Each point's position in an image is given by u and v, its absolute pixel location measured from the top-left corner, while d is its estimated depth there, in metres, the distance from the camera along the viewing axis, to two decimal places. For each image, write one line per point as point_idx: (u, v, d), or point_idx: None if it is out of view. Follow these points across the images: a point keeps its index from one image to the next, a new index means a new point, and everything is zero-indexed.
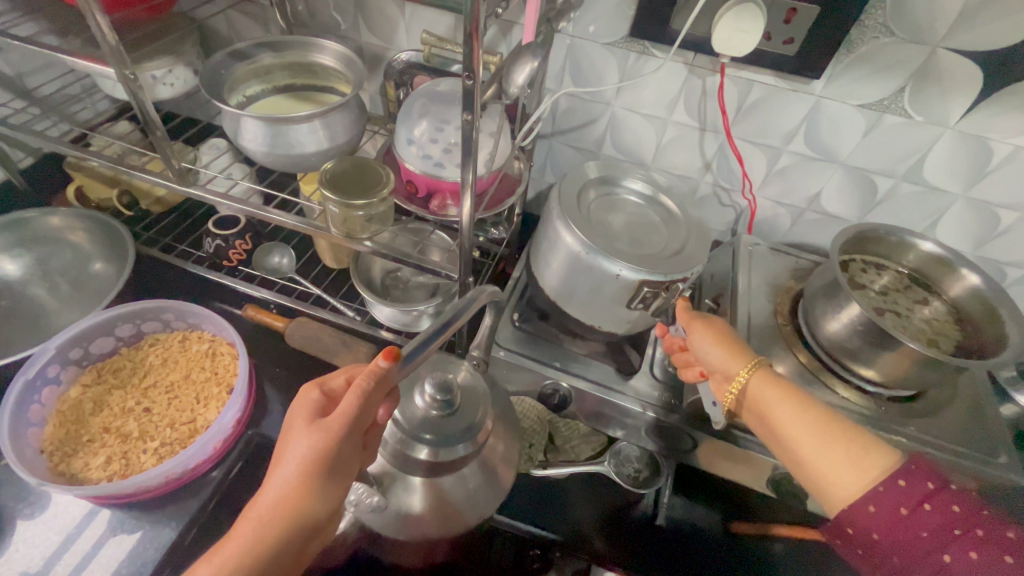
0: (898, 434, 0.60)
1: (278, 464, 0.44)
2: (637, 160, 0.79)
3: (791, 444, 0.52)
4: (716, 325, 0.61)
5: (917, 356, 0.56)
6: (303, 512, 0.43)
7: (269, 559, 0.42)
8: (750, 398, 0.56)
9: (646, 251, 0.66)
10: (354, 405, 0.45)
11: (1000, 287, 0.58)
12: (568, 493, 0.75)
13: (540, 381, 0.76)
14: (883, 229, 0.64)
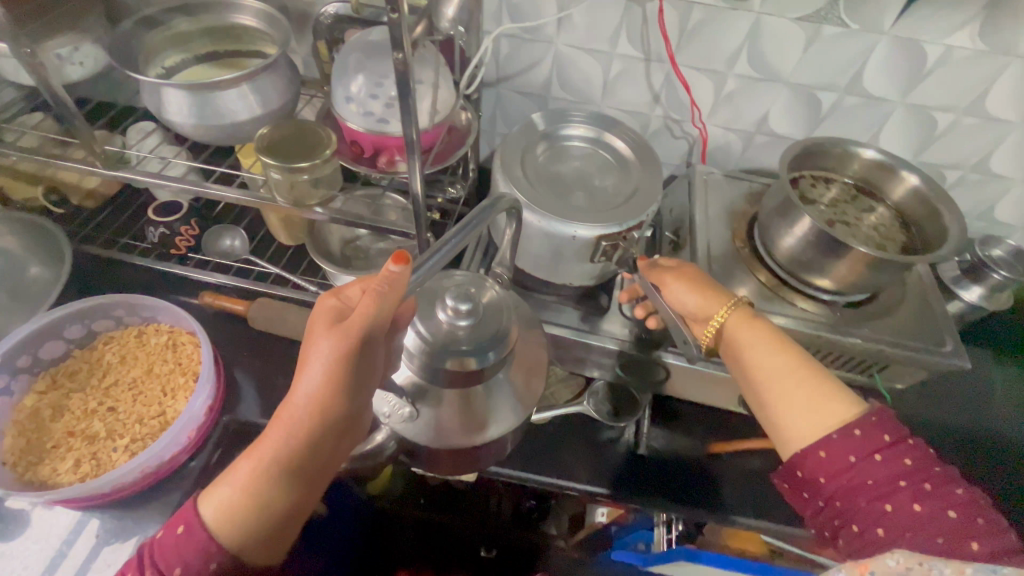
0: (854, 336, 0.63)
1: (304, 368, 0.47)
2: (587, 102, 0.78)
3: (759, 379, 0.54)
4: (688, 273, 0.63)
5: (867, 258, 0.59)
6: (328, 414, 0.47)
7: (303, 454, 0.47)
8: (725, 338, 0.58)
9: (600, 198, 0.67)
10: (371, 310, 0.46)
11: (938, 184, 0.61)
12: (553, 437, 0.76)
13: None
14: (826, 143, 0.64)
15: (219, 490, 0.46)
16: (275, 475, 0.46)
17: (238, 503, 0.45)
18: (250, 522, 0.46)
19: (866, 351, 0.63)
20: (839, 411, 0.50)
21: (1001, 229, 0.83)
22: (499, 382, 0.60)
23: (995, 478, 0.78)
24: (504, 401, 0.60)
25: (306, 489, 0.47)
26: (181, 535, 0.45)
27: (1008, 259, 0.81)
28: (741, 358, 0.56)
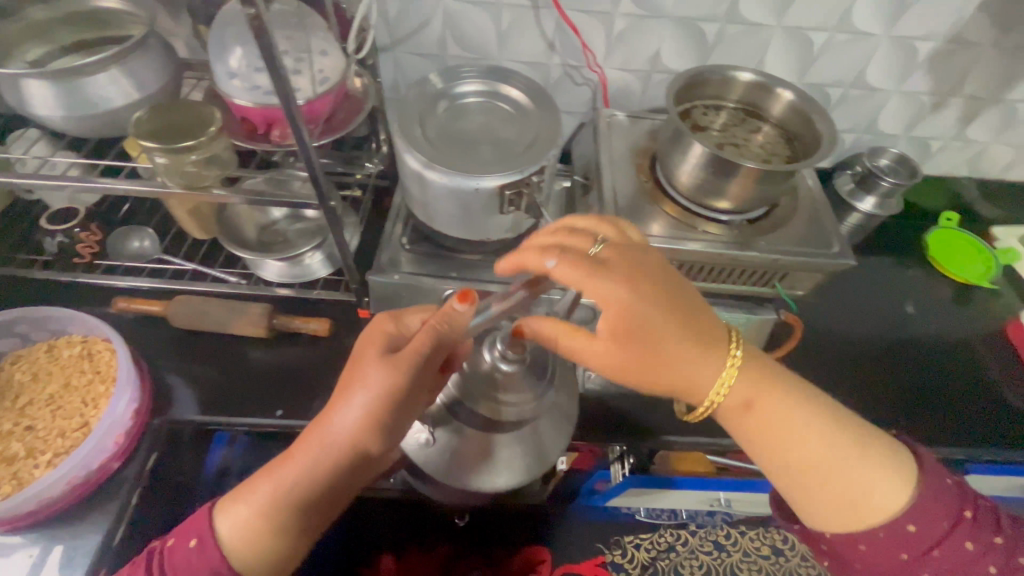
0: (754, 250, 0.67)
1: (352, 391, 0.51)
2: (485, 58, 0.78)
3: (782, 463, 0.50)
4: (648, 338, 0.48)
5: (754, 174, 0.62)
6: (361, 444, 0.51)
7: (328, 482, 0.50)
8: (738, 411, 0.50)
9: (503, 150, 0.68)
10: (426, 342, 0.52)
11: (810, 97, 0.65)
12: None
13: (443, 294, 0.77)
14: (704, 73, 0.67)
15: (235, 510, 0.49)
16: (296, 497, 0.49)
17: (253, 525, 0.49)
18: (261, 546, 0.49)
19: (766, 262, 0.67)
20: (886, 500, 0.47)
21: (885, 141, 0.90)
22: (521, 434, 0.66)
23: (897, 369, 0.87)
24: (517, 459, 0.65)
25: (322, 516, 0.51)
26: (194, 548, 0.49)
27: (893, 168, 0.87)
28: (758, 441, 0.50)
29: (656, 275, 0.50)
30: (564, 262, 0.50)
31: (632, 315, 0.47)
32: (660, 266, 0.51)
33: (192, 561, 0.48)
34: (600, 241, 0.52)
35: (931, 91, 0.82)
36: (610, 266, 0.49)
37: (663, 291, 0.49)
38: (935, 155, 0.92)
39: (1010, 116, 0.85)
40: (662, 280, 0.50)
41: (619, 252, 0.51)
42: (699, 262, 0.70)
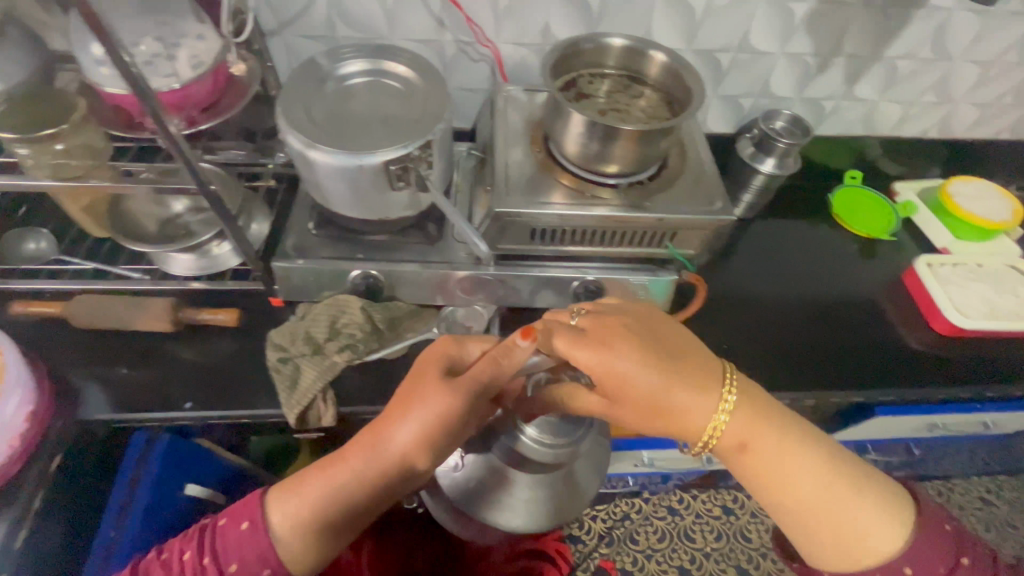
0: (645, 210, 0.69)
1: (412, 409, 0.57)
2: (378, 37, 0.78)
3: (783, 499, 0.55)
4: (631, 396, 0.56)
5: (633, 135, 0.64)
6: (410, 459, 0.57)
7: (373, 486, 0.57)
8: (733, 445, 0.56)
9: (391, 128, 0.68)
10: (483, 372, 0.58)
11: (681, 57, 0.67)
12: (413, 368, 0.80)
13: (350, 277, 0.77)
14: (580, 42, 0.68)
15: (289, 502, 0.57)
16: (345, 494, 0.56)
17: (303, 514, 0.56)
18: (306, 535, 0.56)
19: (655, 222, 0.70)
20: (880, 538, 0.52)
21: (781, 104, 0.93)
22: (543, 493, 0.80)
23: (802, 322, 0.91)
24: (527, 508, 0.80)
25: (363, 514, 0.58)
26: (247, 529, 0.56)
27: (787, 129, 0.90)
28: (756, 478, 0.56)
29: (645, 330, 0.59)
30: (557, 328, 0.59)
31: (618, 369, 0.55)
32: (647, 323, 0.59)
33: (246, 544, 0.56)
34: (579, 312, 0.62)
35: (815, 52, 0.85)
36: (600, 331, 0.58)
37: (658, 354, 0.56)
38: (831, 115, 0.96)
39: (893, 73, 0.89)
40: (651, 338, 0.58)
41: (608, 318, 0.59)
42: (594, 229, 0.71)
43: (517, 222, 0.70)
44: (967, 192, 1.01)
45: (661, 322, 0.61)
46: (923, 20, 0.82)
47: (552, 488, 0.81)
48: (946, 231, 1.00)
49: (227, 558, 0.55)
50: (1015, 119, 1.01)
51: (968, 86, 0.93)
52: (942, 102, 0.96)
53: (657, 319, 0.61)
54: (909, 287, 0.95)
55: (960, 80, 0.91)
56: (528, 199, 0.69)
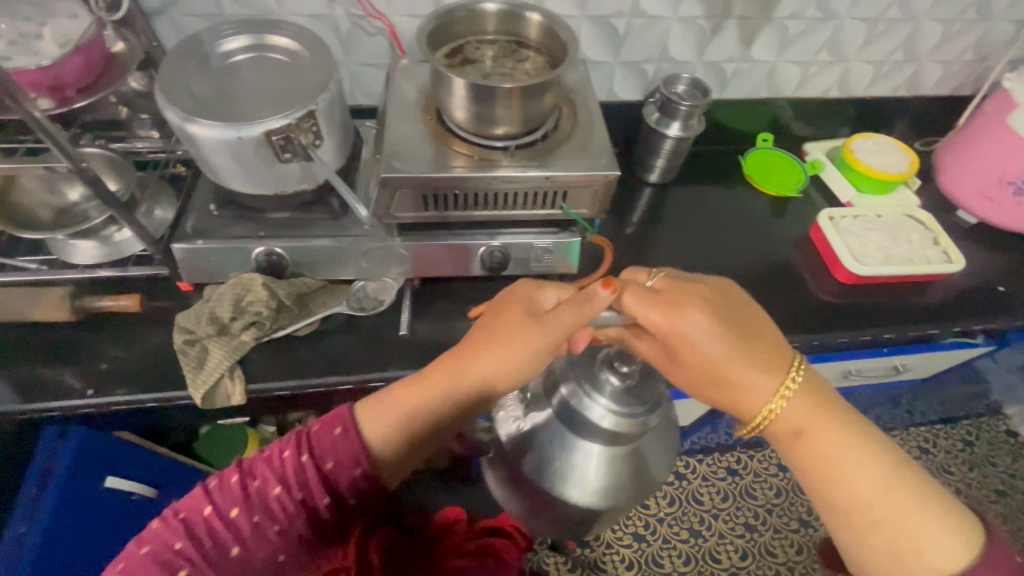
0: (541, 170, 0.71)
1: (505, 339, 0.59)
2: (268, 14, 0.78)
3: (833, 493, 0.55)
4: (695, 364, 0.60)
5: (516, 93, 0.66)
6: (492, 385, 0.59)
7: (458, 407, 0.59)
8: (789, 421, 0.57)
9: (276, 100, 0.68)
10: (568, 321, 0.58)
11: (555, 16, 0.69)
12: (325, 342, 0.81)
13: (252, 255, 0.77)
14: (456, 9, 0.69)
15: (385, 415, 0.58)
16: (439, 408, 0.59)
17: (395, 428, 0.58)
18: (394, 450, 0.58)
19: (541, 180, 0.71)
20: (934, 555, 0.51)
21: (682, 68, 0.95)
22: (635, 462, 0.59)
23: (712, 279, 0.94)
24: (614, 482, 0.58)
25: (444, 432, 0.61)
26: (340, 435, 0.56)
27: (687, 92, 0.93)
28: (808, 467, 0.57)
29: (720, 303, 0.61)
30: (634, 288, 0.61)
31: (684, 335, 0.58)
32: (721, 299, 0.61)
33: (343, 447, 0.56)
34: (657, 273, 0.65)
35: (705, 15, 0.88)
36: (676, 295, 0.60)
37: (733, 333, 0.59)
38: (733, 78, 0.99)
39: (784, 33, 0.92)
40: (723, 309, 0.60)
41: (684, 284, 0.62)
42: (485, 192, 0.72)
43: (406, 188, 0.70)
44: (867, 148, 1.05)
45: (737, 299, 0.63)
46: None
47: (632, 463, 0.58)
48: (849, 186, 1.04)
49: (325, 458, 0.55)
50: (910, 76, 1.05)
51: (859, 44, 0.96)
52: (837, 62, 0.99)
53: (733, 295, 0.63)
54: (816, 241, 0.99)
55: (849, 38, 0.95)
56: (416, 166, 0.70)
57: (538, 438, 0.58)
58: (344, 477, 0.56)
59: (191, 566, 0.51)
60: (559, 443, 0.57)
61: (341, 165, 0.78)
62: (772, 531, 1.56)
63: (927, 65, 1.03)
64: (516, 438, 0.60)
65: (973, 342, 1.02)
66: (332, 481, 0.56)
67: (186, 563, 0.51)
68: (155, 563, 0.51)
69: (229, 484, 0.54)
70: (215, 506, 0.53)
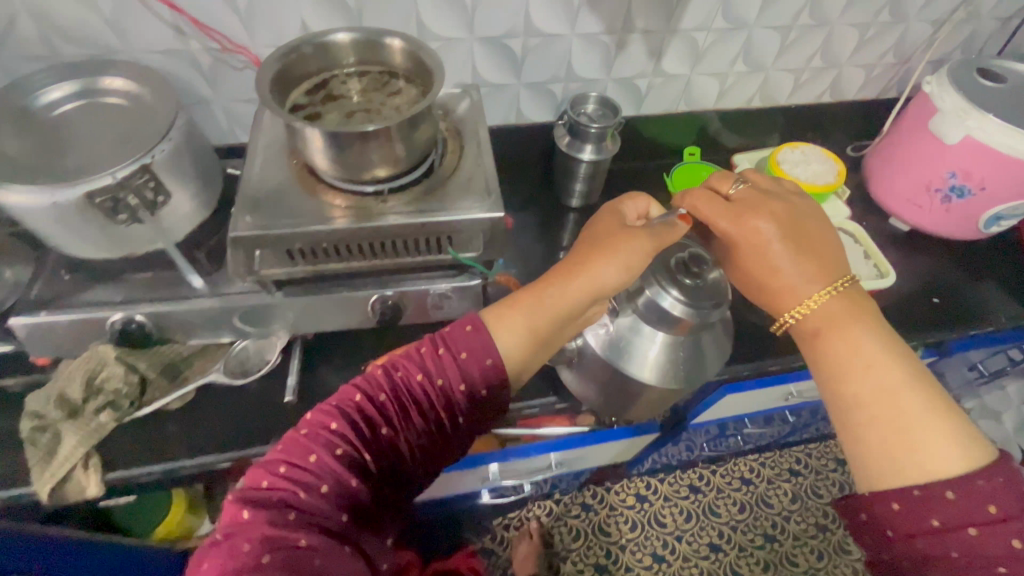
0: (428, 215, 0.63)
1: (619, 241, 0.65)
2: (111, 52, 0.69)
3: (837, 391, 0.56)
4: (759, 263, 0.66)
5: (383, 133, 0.58)
6: (609, 284, 0.65)
7: (579, 302, 0.64)
8: (821, 316, 0.60)
9: (112, 155, 0.61)
10: (667, 234, 0.67)
11: (415, 39, 0.64)
12: (201, 412, 0.72)
13: (106, 323, 0.67)
14: (302, 45, 0.62)
15: (507, 319, 0.61)
16: (567, 302, 0.63)
17: (518, 326, 0.61)
18: (518, 349, 0.60)
19: (416, 227, 0.63)
20: (931, 459, 0.48)
21: (592, 86, 0.90)
22: (695, 348, 0.76)
23: None
24: (680, 364, 0.75)
25: (562, 329, 0.66)
26: (470, 331, 0.59)
27: (596, 112, 0.87)
28: (821, 365, 0.59)
29: (791, 221, 0.66)
30: (706, 202, 0.68)
31: (753, 241, 0.65)
32: (793, 216, 0.66)
33: (474, 341, 0.58)
34: (738, 184, 0.70)
35: (606, 30, 0.82)
36: (749, 208, 0.67)
37: (789, 235, 0.65)
38: (648, 94, 0.94)
39: (693, 45, 0.87)
40: (791, 225, 0.65)
41: (760, 201, 0.68)
42: (360, 244, 0.64)
43: (263, 245, 0.62)
44: (793, 158, 1.00)
45: (807, 218, 0.67)
46: None
47: (692, 349, 0.76)
48: None
49: (460, 352, 0.57)
50: (832, 81, 1.01)
51: (774, 52, 0.92)
52: (755, 71, 0.94)
53: (807, 215, 0.68)
54: None
55: (764, 48, 0.90)
56: (274, 221, 0.61)
57: (622, 340, 0.74)
58: (477, 366, 0.57)
59: (346, 445, 0.51)
60: (642, 335, 0.74)
61: (201, 217, 0.70)
62: (737, 550, 1.50)
63: (848, 70, 0.99)
64: (606, 339, 0.74)
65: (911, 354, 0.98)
66: (464, 370, 0.57)
67: (340, 440, 0.51)
68: (314, 442, 0.51)
69: (373, 376, 0.55)
70: (364, 394, 0.54)
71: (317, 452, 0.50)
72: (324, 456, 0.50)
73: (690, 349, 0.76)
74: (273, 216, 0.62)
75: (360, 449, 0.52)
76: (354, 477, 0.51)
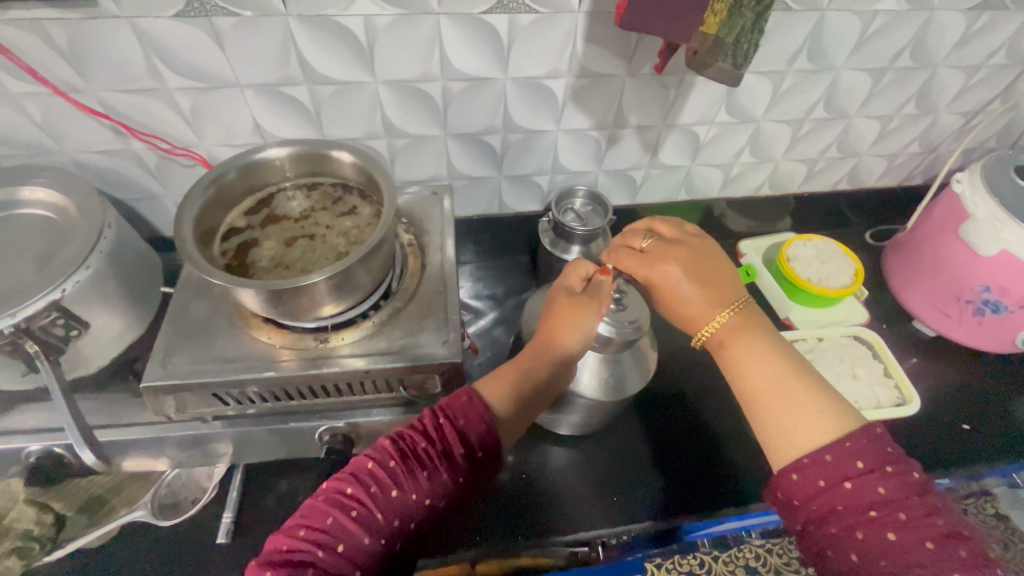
0: (380, 361, 0.55)
1: (575, 315, 0.57)
2: (46, 153, 0.63)
3: (740, 391, 0.52)
4: (664, 299, 0.57)
5: (327, 283, 0.50)
6: (567, 351, 0.57)
7: (554, 369, 0.57)
8: (727, 335, 0.53)
9: (14, 281, 0.54)
10: (603, 289, 0.60)
11: (363, 150, 0.56)
12: (122, 552, 0.64)
13: (19, 455, 0.60)
14: (231, 167, 0.54)
15: (499, 389, 0.53)
16: (541, 372, 0.56)
17: (504, 388, 0.53)
18: (512, 415, 0.53)
19: (360, 373, 0.55)
20: (821, 433, 0.46)
21: (581, 178, 0.82)
22: (630, 360, 0.66)
23: (625, 438, 0.78)
24: (620, 377, 0.65)
25: (546, 397, 0.57)
26: (466, 401, 0.49)
27: (585, 209, 0.79)
28: (725, 370, 0.53)
29: (694, 255, 0.57)
30: (622, 258, 0.59)
31: (661, 289, 0.56)
32: (692, 249, 0.57)
33: (473, 405, 0.49)
34: (650, 236, 0.60)
35: (596, 125, 0.74)
36: (653, 253, 0.57)
37: (693, 271, 0.55)
38: (644, 184, 0.86)
39: (694, 138, 0.79)
40: (696, 262, 0.56)
41: (665, 241, 0.58)
42: (303, 387, 0.56)
43: (184, 391, 0.54)
44: (806, 254, 0.91)
45: (709, 252, 0.58)
46: (705, 86, 0.71)
47: (629, 361, 0.66)
48: (787, 299, 0.89)
49: (457, 417, 0.48)
50: (850, 170, 0.92)
51: (785, 144, 0.83)
52: (763, 162, 0.86)
53: (707, 252, 0.57)
54: None
55: (773, 140, 0.82)
56: (199, 368, 0.54)
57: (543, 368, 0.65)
58: (480, 436, 0.48)
59: (362, 507, 0.42)
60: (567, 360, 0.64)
61: (133, 336, 0.63)
62: None
63: (868, 159, 0.90)
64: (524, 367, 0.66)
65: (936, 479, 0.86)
66: (471, 439, 0.47)
67: (357, 504, 0.42)
68: (329, 504, 0.43)
69: (382, 443, 0.46)
70: (377, 459, 0.45)
71: (334, 515, 0.42)
72: (341, 519, 0.42)
73: (628, 364, 0.66)
74: (199, 364, 0.54)
75: (377, 513, 0.43)
76: (372, 543, 0.42)
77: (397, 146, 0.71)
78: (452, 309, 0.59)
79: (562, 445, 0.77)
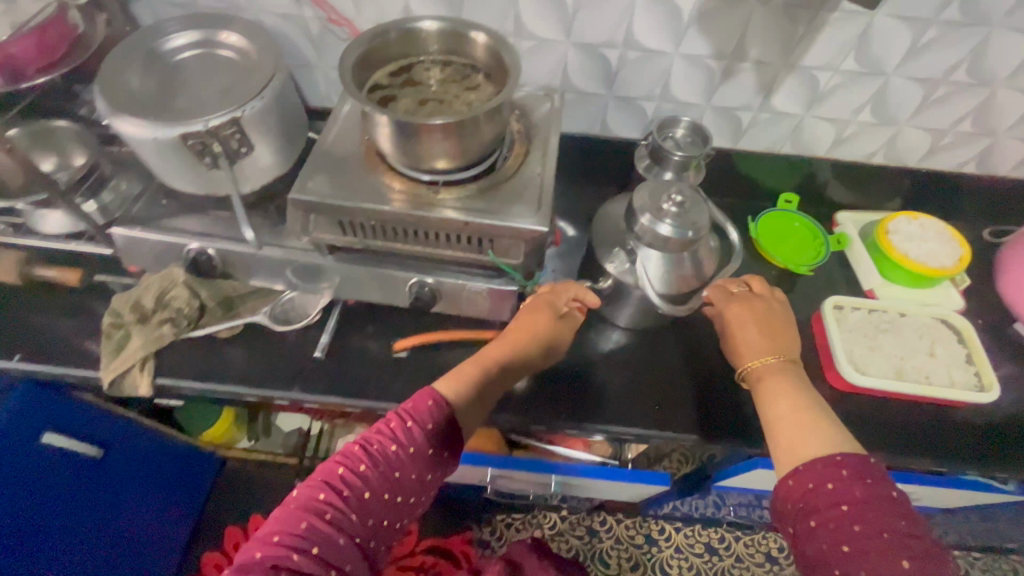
0: (477, 215, 0.63)
1: (530, 332, 0.68)
2: (239, 9, 0.76)
3: (765, 412, 0.60)
4: (731, 330, 0.69)
5: (449, 129, 0.57)
6: (523, 359, 0.68)
7: (507, 367, 0.67)
8: (765, 373, 0.64)
9: (207, 101, 0.67)
10: (572, 323, 0.73)
11: (496, 34, 0.63)
12: (244, 346, 0.78)
13: (183, 249, 0.74)
14: (387, 31, 0.63)
15: (461, 380, 0.62)
16: (500, 367, 0.66)
17: (466, 381, 0.62)
18: (468, 399, 0.61)
19: (459, 223, 0.63)
20: (819, 448, 0.53)
21: (688, 111, 0.84)
22: (692, 259, 0.71)
23: (678, 364, 0.81)
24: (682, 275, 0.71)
25: (496, 389, 0.67)
26: (433, 406, 0.57)
27: (685, 139, 0.80)
28: (756, 396, 0.63)
29: (770, 315, 0.70)
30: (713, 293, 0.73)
31: (731, 325, 0.69)
32: (769, 307, 0.70)
33: (438, 410, 0.57)
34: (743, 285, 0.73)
35: (715, 54, 0.75)
36: (739, 298, 0.71)
37: (763, 322, 0.68)
38: (750, 129, 0.86)
39: (814, 85, 0.78)
40: (769, 318, 0.69)
41: (752, 294, 0.72)
42: (409, 228, 0.65)
43: (318, 211, 0.65)
44: (909, 231, 0.87)
45: (779, 314, 0.70)
46: (839, 25, 0.71)
47: (689, 264, 0.71)
48: (876, 271, 0.87)
49: (419, 424, 0.56)
50: (983, 151, 0.86)
51: (913, 107, 0.80)
52: (884, 124, 0.83)
53: (782, 316, 0.70)
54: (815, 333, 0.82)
55: (900, 100, 0.79)
56: (331, 193, 0.64)
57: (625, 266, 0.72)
58: (441, 440, 0.57)
59: (336, 511, 0.50)
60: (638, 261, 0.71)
61: (279, 171, 0.75)
62: None
63: (1005, 141, 0.84)
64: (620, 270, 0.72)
65: (997, 483, 0.85)
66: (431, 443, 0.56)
67: (333, 507, 0.50)
68: (303, 511, 0.49)
69: (350, 451, 0.53)
70: (348, 464, 0.52)
71: (308, 520, 0.49)
72: (315, 522, 0.49)
73: (688, 266, 0.71)
74: (332, 190, 0.65)
75: (351, 514, 0.50)
76: (348, 541, 0.50)
77: (523, 48, 0.77)
78: (546, 189, 0.66)
79: (613, 351, 0.82)
